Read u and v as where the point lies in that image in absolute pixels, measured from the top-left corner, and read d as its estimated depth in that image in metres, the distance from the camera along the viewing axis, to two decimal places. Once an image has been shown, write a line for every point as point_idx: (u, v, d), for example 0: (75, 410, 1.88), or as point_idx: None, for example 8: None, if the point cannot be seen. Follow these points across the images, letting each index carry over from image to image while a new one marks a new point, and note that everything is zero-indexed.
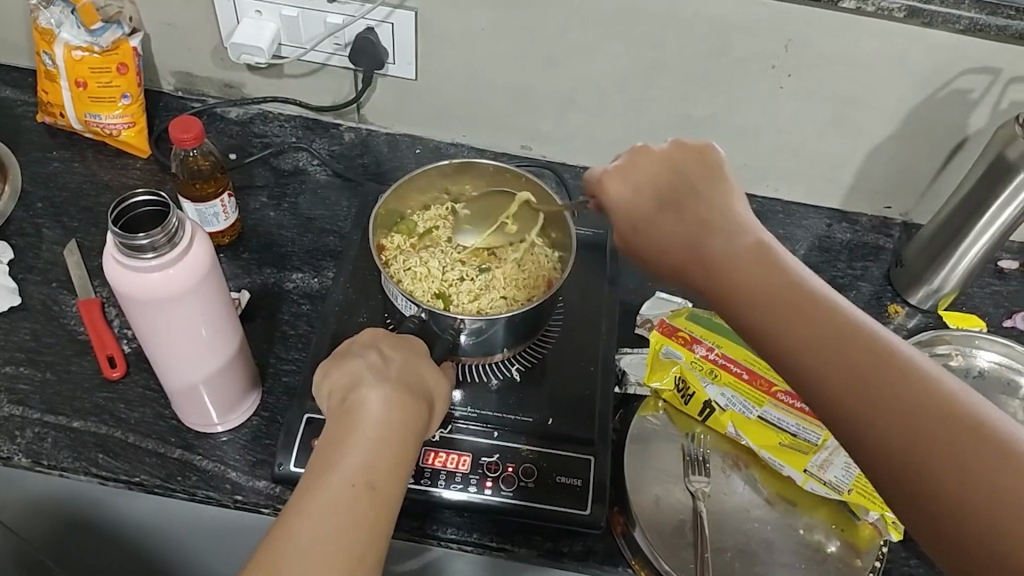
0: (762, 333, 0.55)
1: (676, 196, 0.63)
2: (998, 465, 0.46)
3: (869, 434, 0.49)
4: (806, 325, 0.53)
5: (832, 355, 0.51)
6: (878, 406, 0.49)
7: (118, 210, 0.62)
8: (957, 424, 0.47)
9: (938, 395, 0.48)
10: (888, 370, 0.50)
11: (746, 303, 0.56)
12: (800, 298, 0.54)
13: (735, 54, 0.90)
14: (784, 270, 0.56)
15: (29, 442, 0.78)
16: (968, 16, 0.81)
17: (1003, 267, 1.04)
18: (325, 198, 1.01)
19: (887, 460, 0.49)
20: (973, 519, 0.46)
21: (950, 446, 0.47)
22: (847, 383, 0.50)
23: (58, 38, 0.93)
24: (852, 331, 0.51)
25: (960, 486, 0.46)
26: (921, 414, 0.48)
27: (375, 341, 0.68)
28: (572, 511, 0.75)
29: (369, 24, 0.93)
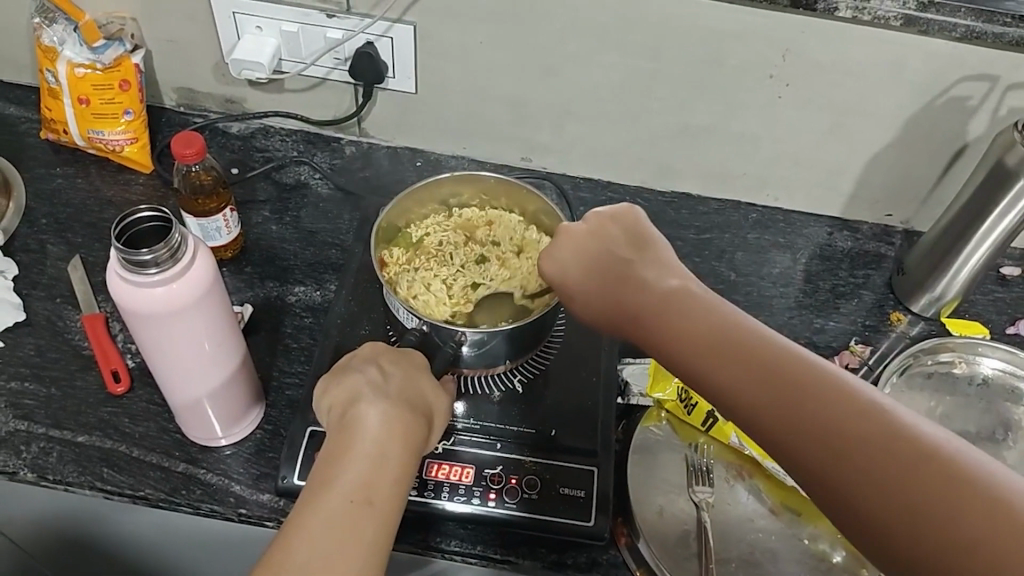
0: (696, 374, 0.58)
1: (606, 252, 0.67)
2: (935, 472, 0.48)
3: (808, 458, 0.52)
4: (736, 362, 0.56)
5: (762, 387, 0.54)
6: (813, 432, 0.52)
7: (121, 226, 0.62)
8: (891, 436, 0.50)
9: (872, 414, 0.51)
10: (820, 394, 0.52)
11: (679, 345, 0.59)
12: (728, 336, 0.57)
13: (732, 64, 0.91)
14: (714, 311, 0.59)
15: (34, 457, 0.78)
16: (964, 24, 0.81)
17: (1005, 274, 1.03)
18: (327, 211, 1.02)
19: (829, 478, 0.51)
20: (916, 529, 0.48)
21: (889, 460, 0.49)
22: (779, 413, 0.53)
23: (61, 55, 0.94)
24: (781, 364, 0.54)
25: (900, 498, 0.48)
26: (853, 432, 0.51)
27: (376, 356, 0.68)
28: (576, 523, 0.75)
29: (369, 38, 0.94)
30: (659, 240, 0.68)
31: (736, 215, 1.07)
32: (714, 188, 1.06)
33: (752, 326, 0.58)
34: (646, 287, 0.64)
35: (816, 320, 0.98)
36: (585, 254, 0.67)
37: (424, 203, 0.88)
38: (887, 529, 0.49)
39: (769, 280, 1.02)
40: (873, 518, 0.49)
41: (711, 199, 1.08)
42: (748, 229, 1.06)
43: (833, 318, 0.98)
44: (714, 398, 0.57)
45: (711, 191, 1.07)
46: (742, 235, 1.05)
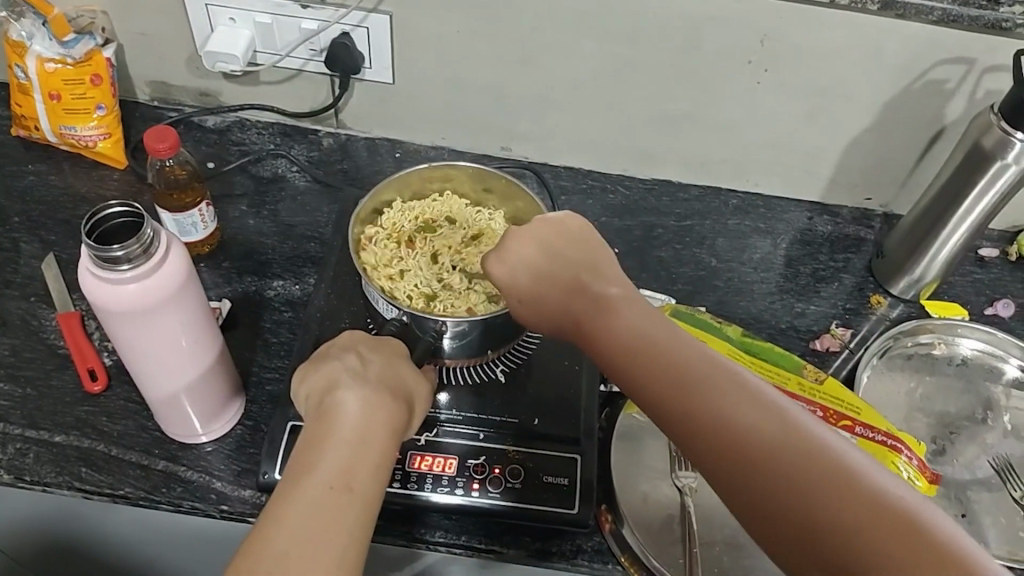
0: (624, 379, 0.58)
1: (550, 257, 0.65)
2: (853, 498, 0.47)
3: (732, 473, 0.51)
4: (666, 374, 0.55)
5: (694, 400, 0.53)
6: (736, 447, 0.51)
7: (91, 222, 0.61)
8: (803, 447, 0.49)
9: (795, 430, 0.50)
10: (748, 411, 0.52)
11: (617, 356, 0.59)
12: (655, 344, 0.57)
13: (710, 50, 0.90)
14: (651, 324, 0.59)
15: (11, 459, 0.77)
16: (940, 7, 0.81)
17: (983, 255, 1.04)
18: (306, 204, 1.01)
19: (739, 482, 0.50)
20: (834, 548, 0.46)
21: (811, 479, 0.48)
22: (695, 416, 0.53)
23: (31, 50, 0.92)
24: (711, 377, 0.54)
25: (819, 520, 0.47)
26: (778, 450, 0.49)
27: (355, 344, 0.68)
28: (560, 511, 0.75)
29: (344, 29, 0.93)
30: (603, 247, 0.67)
31: (717, 201, 1.07)
32: (694, 174, 1.06)
33: (684, 341, 0.57)
34: (585, 296, 0.63)
35: (797, 304, 0.98)
36: (530, 257, 0.65)
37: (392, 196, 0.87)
38: (807, 549, 0.47)
39: (750, 265, 1.02)
40: (794, 539, 0.48)
41: (691, 186, 1.08)
42: (728, 215, 1.06)
43: (813, 302, 0.98)
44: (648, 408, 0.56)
45: (692, 178, 1.07)
46: (722, 221, 1.05)
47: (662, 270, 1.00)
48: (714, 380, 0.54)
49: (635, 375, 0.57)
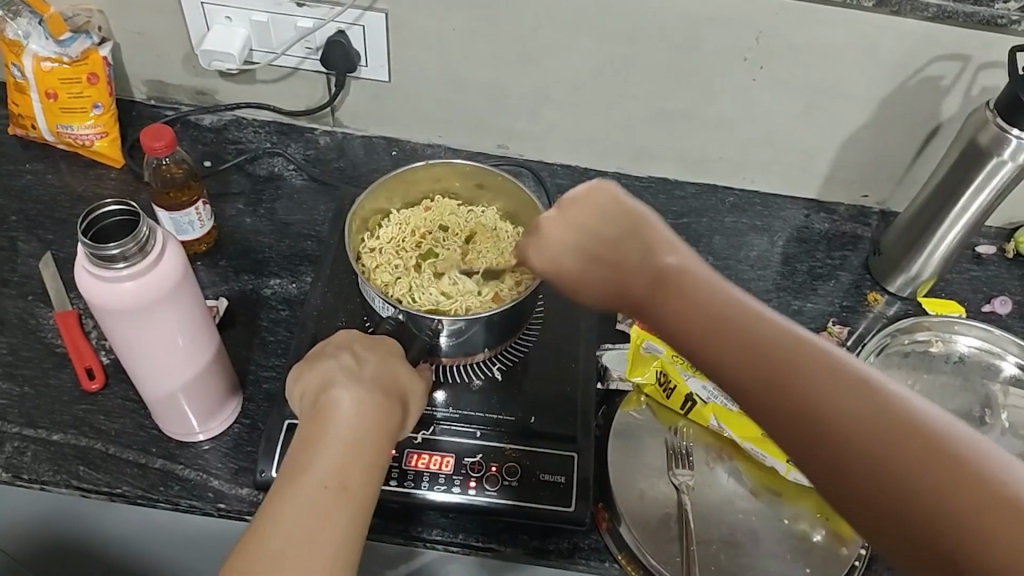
0: (693, 356, 0.54)
1: (578, 225, 0.62)
2: (962, 480, 0.43)
3: (823, 458, 0.47)
4: (746, 351, 0.51)
5: (777, 381, 0.49)
6: (827, 430, 0.47)
7: (87, 221, 0.62)
8: (894, 427, 0.45)
9: (884, 408, 0.46)
10: (838, 391, 0.47)
11: (683, 331, 0.54)
12: (723, 318, 0.53)
13: (706, 47, 0.90)
14: (716, 293, 0.54)
15: (9, 457, 0.77)
16: (936, 4, 0.81)
17: (980, 253, 1.04)
18: (302, 202, 1.01)
19: (828, 466, 0.47)
20: (937, 535, 0.43)
21: (913, 461, 0.44)
22: (775, 397, 0.49)
23: (27, 49, 0.92)
24: (788, 351, 0.49)
25: (924, 502, 0.44)
26: (874, 431, 0.46)
27: (349, 342, 0.68)
28: (557, 509, 0.75)
29: (339, 27, 0.93)
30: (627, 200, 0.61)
31: (713, 199, 1.07)
32: (690, 172, 1.06)
33: (752, 310, 0.53)
34: (634, 267, 0.58)
35: (794, 301, 0.98)
36: (560, 229, 0.62)
37: (389, 203, 0.88)
38: (911, 534, 0.44)
39: (747, 263, 1.02)
40: (898, 524, 0.45)
41: (688, 183, 1.08)
42: (725, 213, 1.06)
43: (810, 300, 0.98)
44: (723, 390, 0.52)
45: (689, 176, 1.07)
46: (718, 219, 1.05)
47: None
48: (797, 357, 0.49)
49: (708, 355, 0.52)
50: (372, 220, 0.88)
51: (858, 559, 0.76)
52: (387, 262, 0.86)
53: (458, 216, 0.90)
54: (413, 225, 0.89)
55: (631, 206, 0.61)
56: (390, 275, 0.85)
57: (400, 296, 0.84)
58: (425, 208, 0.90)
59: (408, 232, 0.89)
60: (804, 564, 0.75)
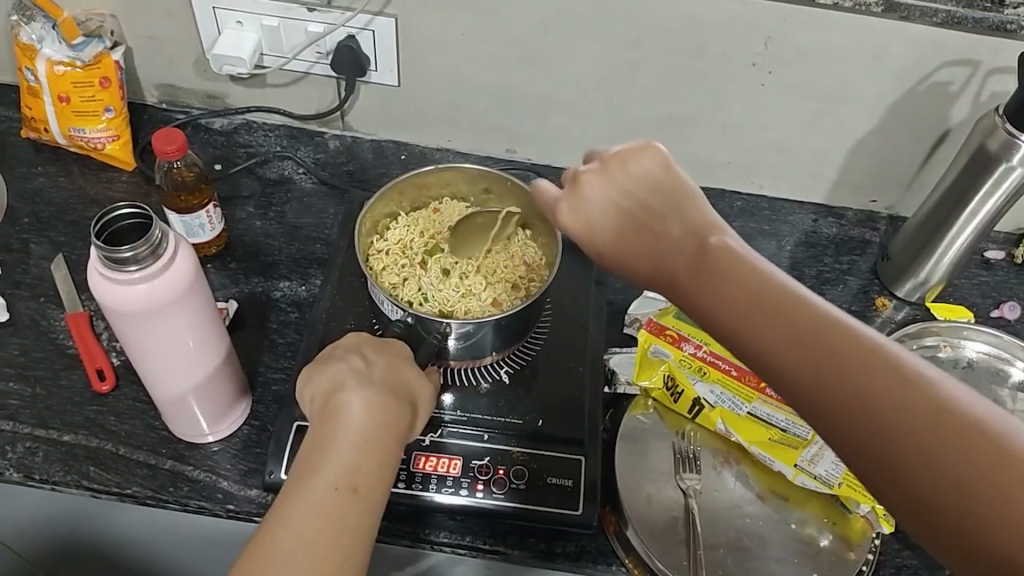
0: (728, 330, 0.53)
1: (612, 180, 0.61)
2: (988, 457, 0.44)
3: (854, 432, 0.48)
4: (789, 326, 0.51)
5: (811, 351, 0.49)
6: (862, 402, 0.48)
7: (101, 224, 0.62)
8: (934, 410, 0.46)
9: (925, 391, 0.47)
10: (874, 364, 0.48)
11: (715, 303, 0.54)
12: (765, 295, 0.52)
13: (715, 53, 0.91)
14: (754, 264, 0.54)
15: (20, 457, 0.78)
16: (944, 9, 0.81)
17: (989, 258, 1.04)
18: (312, 206, 1.01)
19: (865, 445, 0.47)
20: (968, 519, 0.44)
21: (944, 437, 0.45)
22: (816, 372, 0.49)
23: (40, 53, 0.93)
24: (830, 330, 0.50)
25: (948, 476, 0.45)
26: (906, 405, 0.47)
27: (358, 345, 0.68)
28: (564, 512, 0.75)
29: (350, 32, 0.93)
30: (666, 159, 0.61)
31: (721, 203, 1.07)
32: (698, 177, 1.06)
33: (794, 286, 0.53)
34: (670, 241, 0.58)
35: None
36: (590, 184, 0.61)
37: (400, 205, 0.89)
38: (929, 507, 0.45)
39: None
40: (917, 498, 0.46)
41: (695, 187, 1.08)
42: (732, 217, 1.06)
43: None
44: (752, 358, 0.52)
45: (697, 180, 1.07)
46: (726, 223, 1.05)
47: None
48: (834, 329, 0.50)
49: (741, 324, 0.52)
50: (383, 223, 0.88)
51: (865, 563, 0.76)
52: (398, 265, 0.87)
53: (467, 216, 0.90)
54: (421, 227, 0.89)
55: (670, 170, 0.60)
56: (398, 276, 0.86)
57: (407, 298, 0.85)
58: (433, 210, 0.90)
59: (416, 234, 0.89)
60: (811, 568, 0.75)
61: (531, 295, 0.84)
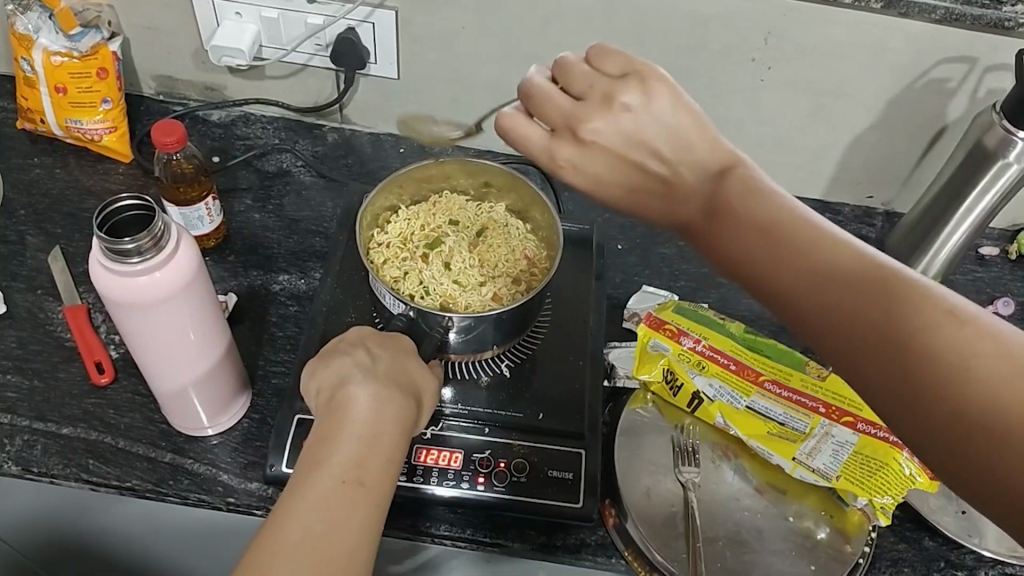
0: (758, 282, 0.53)
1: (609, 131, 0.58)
2: (1010, 401, 0.43)
3: (886, 380, 0.47)
4: (817, 274, 0.50)
5: (828, 295, 0.49)
6: (892, 351, 0.47)
7: (103, 216, 0.62)
8: (965, 356, 0.44)
9: (958, 334, 0.45)
10: (895, 306, 0.47)
11: (731, 248, 0.54)
12: (791, 241, 0.51)
13: (714, 48, 0.91)
14: (777, 206, 0.53)
15: (18, 450, 0.78)
16: (943, 6, 0.82)
17: (984, 254, 1.05)
18: (310, 198, 1.01)
19: (896, 396, 0.46)
20: (999, 468, 0.42)
21: (966, 380, 0.44)
22: (843, 320, 0.49)
23: (37, 44, 0.92)
24: (860, 276, 0.49)
25: (974, 420, 0.43)
26: (926, 349, 0.45)
27: (363, 339, 0.68)
28: (564, 504, 0.75)
29: (350, 24, 0.93)
30: (671, 100, 0.58)
31: None
32: None
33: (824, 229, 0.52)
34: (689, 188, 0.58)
35: None
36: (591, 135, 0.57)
37: (400, 197, 0.89)
38: (954, 450, 0.44)
39: None
40: (940, 443, 0.45)
41: None
42: None
43: None
44: (777, 304, 0.52)
45: None
46: None
47: (665, 267, 0.99)
48: (851, 270, 0.49)
49: (757, 271, 0.52)
50: (382, 216, 0.88)
51: (862, 556, 0.76)
52: (399, 257, 0.87)
53: (466, 210, 0.91)
54: (421, 221, 0.89)
55: (683, 110, 0.58)
56: (399, 270, 0.86)
57: (408, 291, 0.84)
58: (432, 202, 0.90)
59: (417, 228, 0.89)
60: (810, 560, 0.76)
61: (533, 287, 0.84)
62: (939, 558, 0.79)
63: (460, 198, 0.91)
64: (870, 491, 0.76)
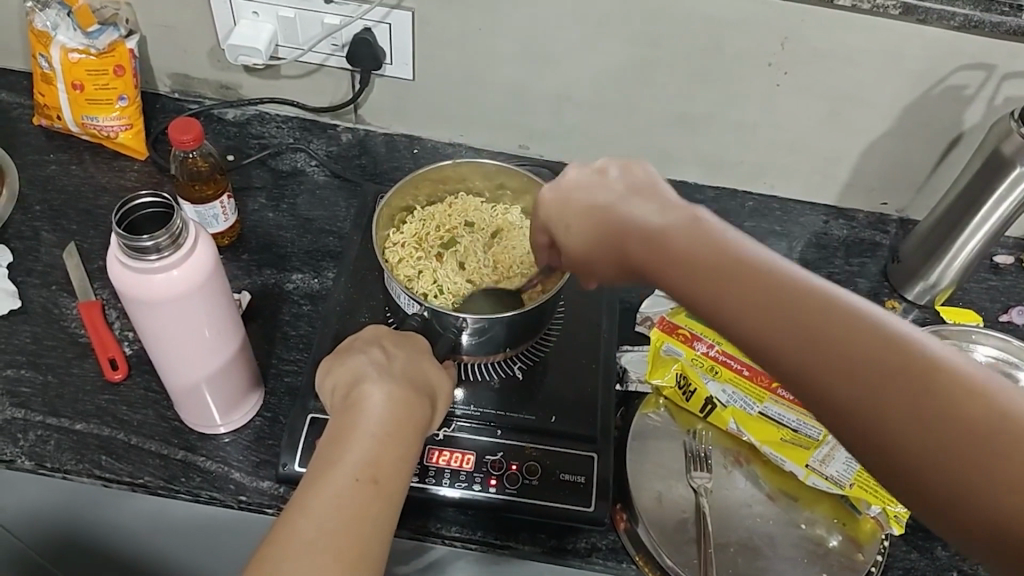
0: (726, 322, 0.52)
1: (622, 178, 0.61)
2: (987, 436, 0.44)
3: (864, 422, 0.47)
4: (788, 315, 0.49)
5: (792, 337, 0.49)
6: (867, 393, 0.47)
7: (122, 212, 0.62)
8: (939, 394, 0.45)
9: (928, 374, 0.46)
10: (866, 346, 0.47)
11: (695, 290, 0.53)
12: (759, 283, 0.51)
13: (730, 52, 0.91)
14: (739, 250, 0.53)
15: (31, 445, 0.78)
16: (963, 13, 0.81)
17: (998, 262, 1.04)
18: (324, 198, 1.01)
19: (871, 438, 0.47)
20: (979, 500, 0.44)
21: (943, 419, 0.45)
22: (814, 363, 0.48)
23: (55, 40, 0.92)
24: (831, 318, 0.49)
25: (954, 456, 0.45)
26: (897, 393, 0.46)
27: (379, 337, 0.68)
28: (576, 508, 0.75)
29: (366, 25, 0.93)
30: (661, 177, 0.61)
31: (732, 203, 1.07)
32: (711, 176, 1.06)
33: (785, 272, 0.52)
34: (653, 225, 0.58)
35: None
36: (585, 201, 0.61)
37: (416, 198, 0.89)
38: (933, 487, 0.46)
39: None
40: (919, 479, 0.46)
41: (707, 186, 1.08)
42: (744, 217, 1.06)
43: None
44: (745, 346, 0.51)
45: (708, 177, 1.07)
46: (738, 222, 1.05)
47: None
48: (815, 312, 0.49)
49: (722, 315, 0.52)
50: (398, 215, 0.88)
51: (874, 564, 0.76)
52: (415, 256, 0.87)
53: (482, 212, 0.91)
54: (437, 221, 0.90)
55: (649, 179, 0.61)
56: (413, 269, 0.86)
57: (421, 291, 0.85)
58: (448, 203, 0.90)
59: (433, 228, 0.89)
60: (821, 569, 0.75)
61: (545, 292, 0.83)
62: (951, 567, 0.79)
63: (476, 200, 0.91)
64: (883, 499, 0.76)
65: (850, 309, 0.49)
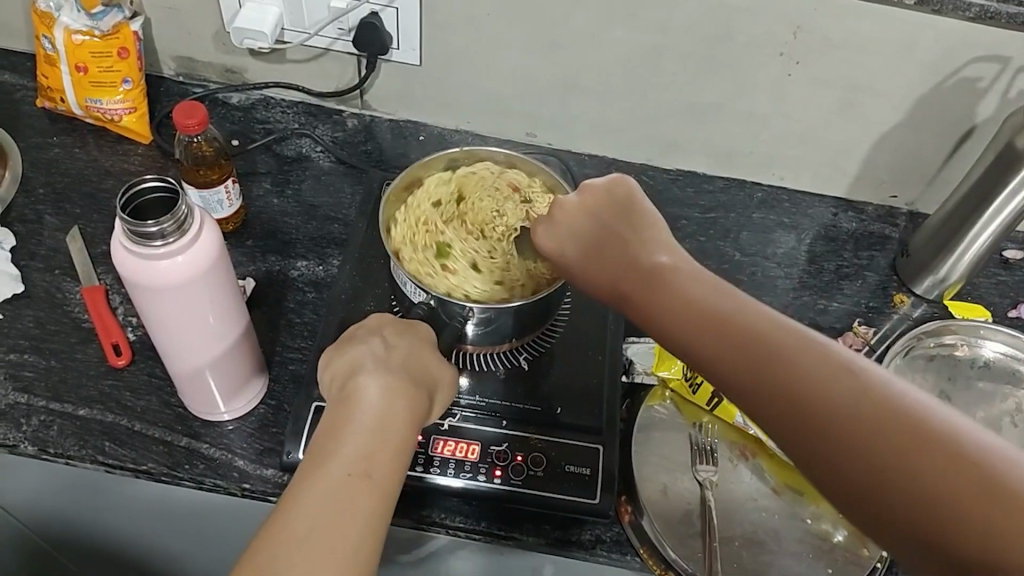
0: (688, 351, 0.55)
1: (609, 210, 0.66)
2: (920, 456, 0.46)
3: (808, 445, 0.49)
4: (743, 347, 0.53)
5: (743, 365, 0.52)
6: (811, 419, 0.49)
7: (126, 197, 0.61)
8: (878, 419, 0.48)
9: (870, 401, 0.48)
10: (812, 373, 0.50)
11: (662, 318, 0.57)
12: (718, 316, 0.54)
13: (741, 40, 0.89)
14: (703, 286, 0.57)
15: (35, 430, 0.77)
16: (979, 4, 0.80)
17: (1008, 257, 1.03)
18: (329, 184, 1.01)
19: (816, 459, 0.49)
20: (916, 517, 0.46)
21: (878, 442, 0.47)
22: (762, 391, 0.51)
23: (58, 22, 0.91)
24: (780, 348, 0.52)
25: (892, 473, 0.46)
26: (836, 418, 0.49)
27: (382, 327, 0.68)
28: (581, 500, 0.75)
29: (373, 9, 0.92)
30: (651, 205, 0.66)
31: (741, 193, 1.06)
32: (719, 166, 1.06)
33: (745, 306, 0.55)
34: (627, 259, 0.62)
35: (820, 301, 0.98)
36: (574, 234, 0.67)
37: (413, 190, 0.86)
38: (875, 503, 0.47)
39: (775, 260, 1.01)
40: (861, 497, 0.47)
41: (715, 177, 1.07)
42: (752, 209, 1.05)
43: (836, 299, 0.98)
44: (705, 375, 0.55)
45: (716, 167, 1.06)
46: (746, 214, 1.05)
47: None
48: (766, 343, 0.52)
49: (685, 344, 0.55)
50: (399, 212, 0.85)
51: (879, 560, 0.75)
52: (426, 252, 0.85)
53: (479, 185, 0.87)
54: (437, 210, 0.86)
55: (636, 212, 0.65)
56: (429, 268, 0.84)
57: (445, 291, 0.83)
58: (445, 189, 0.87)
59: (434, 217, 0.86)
60: (825, 563, 0.75)
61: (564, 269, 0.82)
62: None
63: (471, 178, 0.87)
64: None
65: (801, 341, 0.52)
